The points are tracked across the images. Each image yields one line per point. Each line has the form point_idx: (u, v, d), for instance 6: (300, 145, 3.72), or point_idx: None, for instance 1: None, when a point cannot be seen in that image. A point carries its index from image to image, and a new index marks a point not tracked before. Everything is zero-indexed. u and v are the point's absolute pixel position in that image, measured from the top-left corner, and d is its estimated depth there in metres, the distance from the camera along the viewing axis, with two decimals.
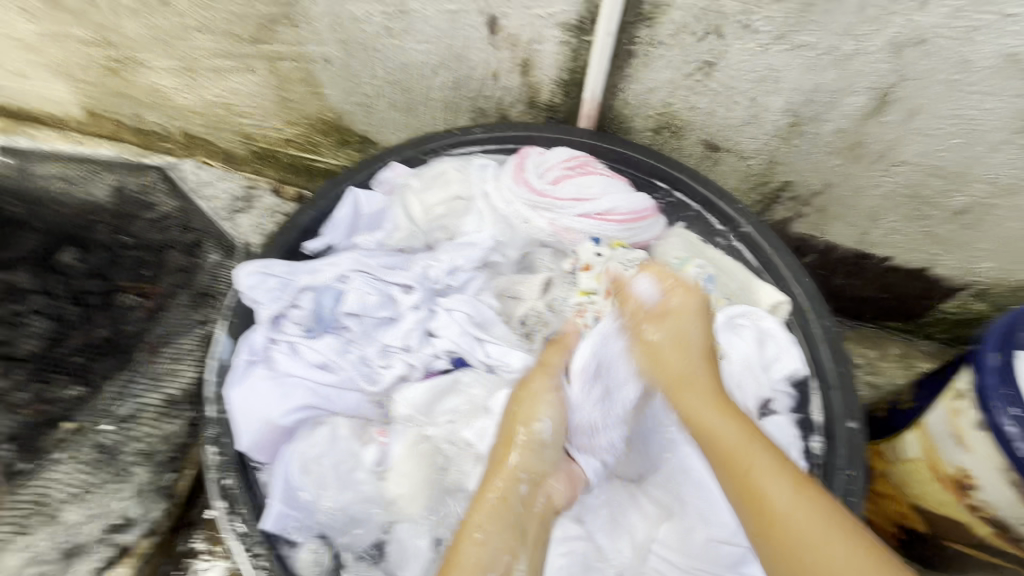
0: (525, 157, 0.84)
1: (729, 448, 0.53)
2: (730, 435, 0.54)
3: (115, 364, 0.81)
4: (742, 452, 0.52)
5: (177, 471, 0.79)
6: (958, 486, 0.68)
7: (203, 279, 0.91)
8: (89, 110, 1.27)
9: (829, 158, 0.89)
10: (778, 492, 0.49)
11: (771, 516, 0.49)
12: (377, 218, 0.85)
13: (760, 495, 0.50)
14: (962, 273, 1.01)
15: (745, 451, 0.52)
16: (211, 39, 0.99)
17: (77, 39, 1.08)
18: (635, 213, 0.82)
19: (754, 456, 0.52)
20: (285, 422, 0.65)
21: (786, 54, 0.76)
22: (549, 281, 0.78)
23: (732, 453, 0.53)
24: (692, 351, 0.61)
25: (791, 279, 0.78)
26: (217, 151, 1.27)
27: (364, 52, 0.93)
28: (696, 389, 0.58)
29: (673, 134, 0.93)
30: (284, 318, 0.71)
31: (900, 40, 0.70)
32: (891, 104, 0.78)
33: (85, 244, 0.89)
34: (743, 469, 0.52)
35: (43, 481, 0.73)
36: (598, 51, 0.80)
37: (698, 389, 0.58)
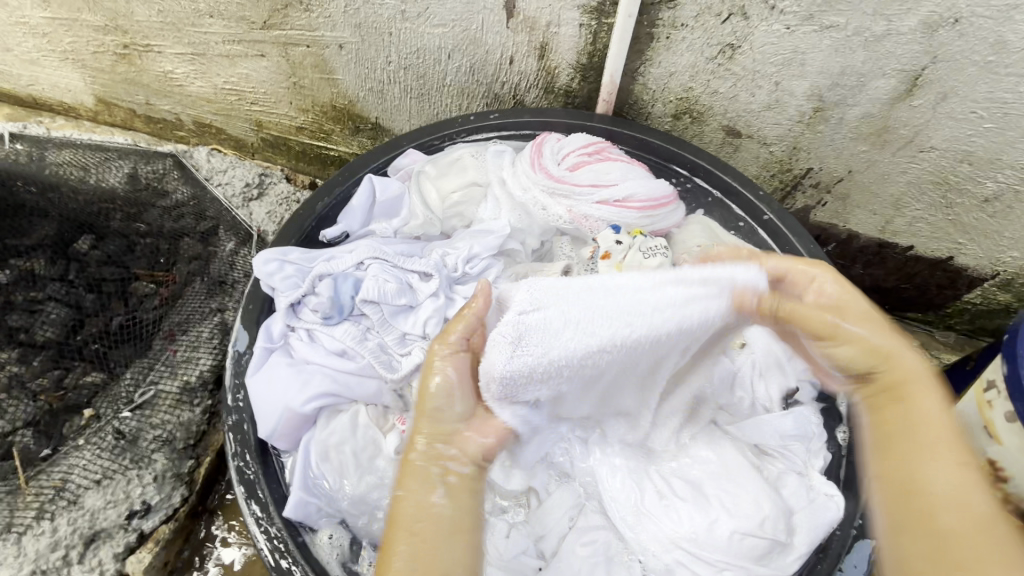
0: (541, 145, 0.83)
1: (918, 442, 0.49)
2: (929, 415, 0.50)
3: (132, 352, 0.81)
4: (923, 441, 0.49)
5: (195, 458, 0.79)
6: None
7: (219, 268, 0.91)
8: (100, 98, 1.27)
9: (854, 144, 0.87)
10: (942, 480, 0.46)
11: (930, 506, 0.46)
12: (393, 204, 0.82)
13: (919, 486, 0.47)
14: (987, 264, 0.99)
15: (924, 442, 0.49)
16: (224, 24, 0.98)
17: (89, 25, 1.07)
18: (656, 199, 0.81)
19: (939, 454, 0.48)
20: (305, 410, 0.63)
21: (813, 36, 0.73)
22: (568, 269, 0.77)
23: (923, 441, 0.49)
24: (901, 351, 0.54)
25: None
26: (228, 139, 1.27)
27: (378, 37, 0.91)
28: (910, 395, 0.52)
29: (693, 120, 0.91)
30: (301, 305, 0.70)
31: (933, 20, 0.68)
32: (921, 87, 0.76)
33: (101, 232, 0.89)
34: (912, 459, 0.49)
35: (64, 467, 0.72)
36: (619, 34, 0.78)
37: (930, 392, 0.52)
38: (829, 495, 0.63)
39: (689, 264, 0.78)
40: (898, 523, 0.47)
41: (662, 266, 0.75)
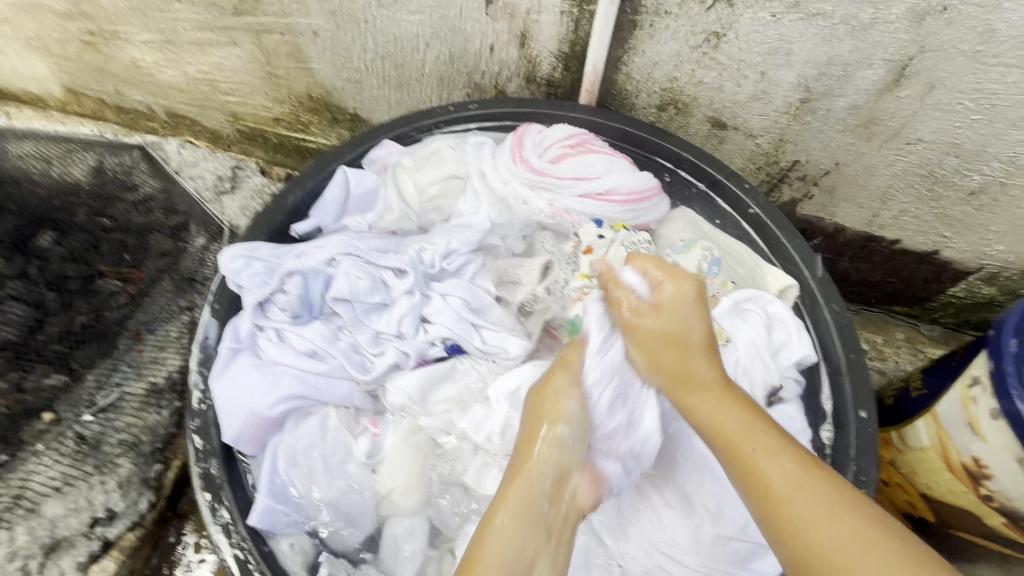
0: (522, 136, 0.81)
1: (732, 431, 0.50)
2: (733, 422, 0.51)
3: (96, 352, 0.78)
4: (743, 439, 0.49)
5: (162, 463, 0.76)
6: (970, 475, 0.66)
7: (188, 263, 0.88)
8: (68, 88, 1.22)
9: (841, 136, 0.85)
10: (777, 474, 0.47)
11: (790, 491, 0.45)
12: (369, 198, 0.80)
13: (761, 481, 0.47)
14: (972, 257, 0.98)
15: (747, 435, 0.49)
16: (193, 10, 0.94)
17: (52, 11, 1.02)
18: (639, 193, 0.79)
19: (757, 438, 0.49)
20: (272, 414, 0.60)
21: (799, 24, 0.71)
22: (549, 264, 0.74)
23: (735, 440, 0.50)
24: (691, 343, 0.56)
25: (800, 262, 0.75)
26: (203, 131, 1.23)
27: (354, 24, 0.88)
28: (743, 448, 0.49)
29: (678, 111, 0.89)
30: (269, 304, 0.67)
31: (921, 8, 0.66)
32: (908, 78, 0.74)
33: (64, 228, 0.86)
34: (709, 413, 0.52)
35: (22, 474, 0.70)
36: (601, 22, 0.75)
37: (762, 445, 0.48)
38: None
39: (673, 258, 0.77)
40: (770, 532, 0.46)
41: None
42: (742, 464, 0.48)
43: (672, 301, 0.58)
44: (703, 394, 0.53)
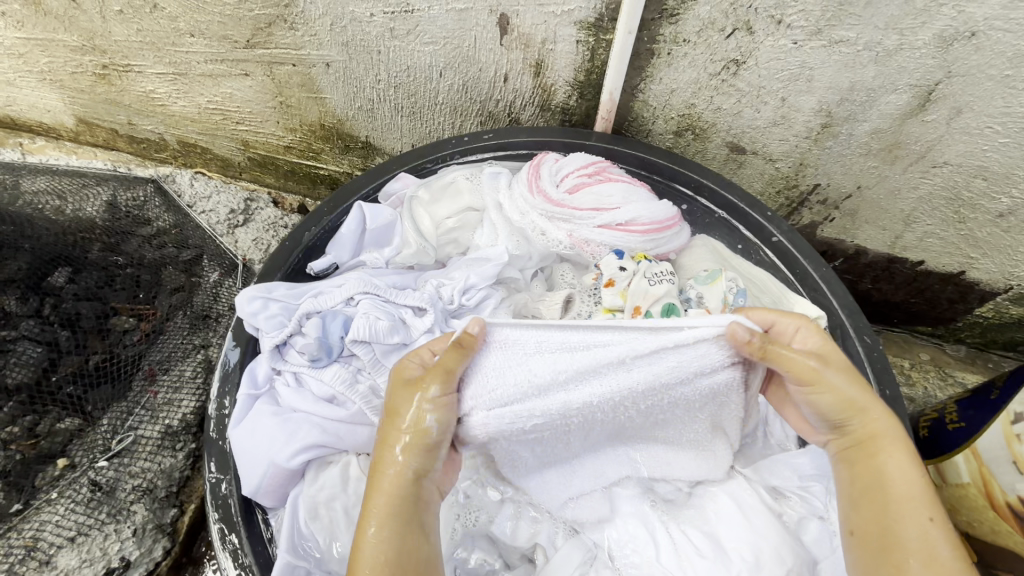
0: (539, 166, 0.80)
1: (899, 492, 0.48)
2: (904, 484, 0.48)
3: (111, 394, 0.77)
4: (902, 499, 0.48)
5: (178, 507, 0.76)
6: (1015, 515, 0.62)
7: (202, 300, 0.88)
8: (81, 118, 1.22)
9: (863, 160, 0.84)
10: (915, 534, 0.46)
11: (917, 545, 0.45)
12: (385, 232, 0.78)
13: (895, 536, 0.46)
14: (1000, 278, 0.96)
15: (908, 501, 0.47)
16: (206, 43, 0.94)
17: (66, 45, 1.02)
18: (660, 222, 0.77)
19: (902, 497, 0.48)
20: (292, 465, 0.58)
21: (821, 51, 0.70)
22: (570, 296, 0.74)
23: (899, 502, 0.48)
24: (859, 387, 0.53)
25: (828, 292, 0.74)
26: (215, 159, 1.23)
27: (367, 55, 0.87)
28: (881, 469, 0.50)
29: (696, 136, 0.88)
30: (288, 347, 0.66)
31: (949, 34, 0.65)
32: (934, 102, 0.73)
33: (78, 264, 0.84)
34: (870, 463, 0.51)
35: (34, 525, 0.68)
36: (618, 52, 0.74)
37: (914, 509, 0.47)
38: None
39: (697, 290, 0.75)
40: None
41: (669, 294, 0.72)
42: (882, 523, 0.48)
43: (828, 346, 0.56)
44: (881, 448, 0.51)
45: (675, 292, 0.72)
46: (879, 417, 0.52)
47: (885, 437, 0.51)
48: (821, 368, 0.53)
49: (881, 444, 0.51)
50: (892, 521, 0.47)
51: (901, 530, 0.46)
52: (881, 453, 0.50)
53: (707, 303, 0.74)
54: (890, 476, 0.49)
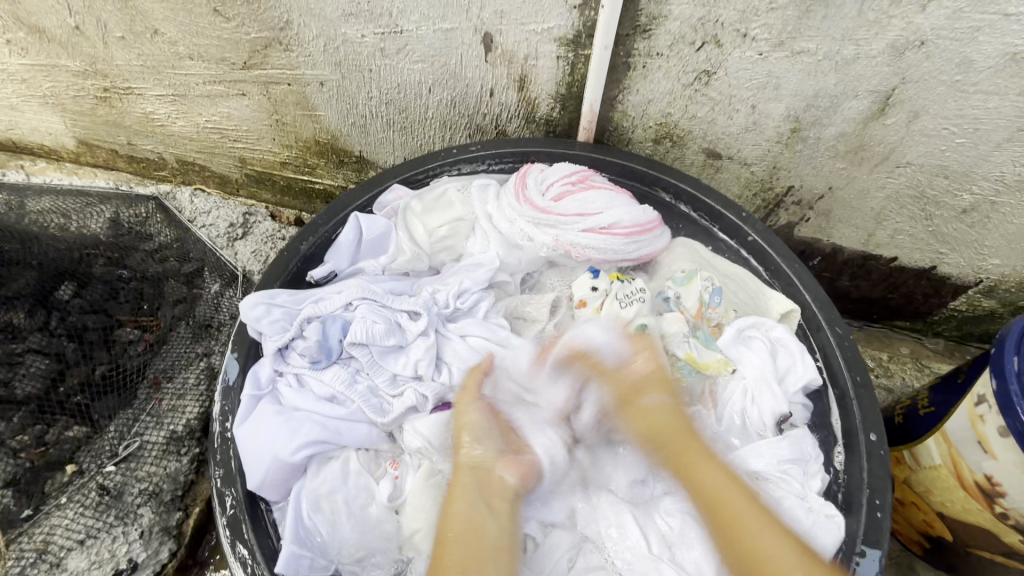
0: (525, 176, 0.83)
1: (710, 492, 0.57)
2: (710, 485, 0.58)
3: (117, 403, 0.80)
4: (721, 503, 0.56)
5: (183, 510, 0.79)
6: (984, 493, 0.66)
7: (204, 311, 0.92)
8: (81, 140, 1.26)
9: (832, 162, 0.88)
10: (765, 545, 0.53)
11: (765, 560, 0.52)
12: (380, 242, 0.82)
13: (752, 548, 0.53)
14: (970, 271, 1.00)
15: (751, 521, 0.55)
16: (205, 66, 0.98)
17: (69, 70, 1.07)
18: (641, 225, 0.81)
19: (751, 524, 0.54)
20: (294, 460, 0.62)
21: (785, 61, 0.75)
22: (558, 301, 0.78)
23: (723, 504, 0.56)
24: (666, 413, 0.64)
25: (800, 286, 0.78)
26: (212, 176, 1.26)
27: (359, 74, 0.92)
28: (732, 519, 0.55)
29: (673, 143, 0.92)
30: (289, 350, 0.69)
31: (900, 43, 0.70)
32: (893, 107, 0.78)
33: (83, 279, 0.86)
34: (694, 467, 0.59)
35: (45, 528, 0.72)
36: (596, 65, 0.79)
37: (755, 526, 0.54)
38: (830, 516, 0.62)
39: (675, 290, 0.79)
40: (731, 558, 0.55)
41: (640, 314, 0.74)
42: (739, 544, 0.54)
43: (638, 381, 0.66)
44: (701, 462, 0.59)
45: (646, 311, 0.75)
46: (708, 458, 0.60)
47: (703, 452, 0.60)
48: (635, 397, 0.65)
49: (699, 454, 0.60)
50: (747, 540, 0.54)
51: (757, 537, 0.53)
52: (693, 460, 0.60)
53: (685, 304, 0.78)
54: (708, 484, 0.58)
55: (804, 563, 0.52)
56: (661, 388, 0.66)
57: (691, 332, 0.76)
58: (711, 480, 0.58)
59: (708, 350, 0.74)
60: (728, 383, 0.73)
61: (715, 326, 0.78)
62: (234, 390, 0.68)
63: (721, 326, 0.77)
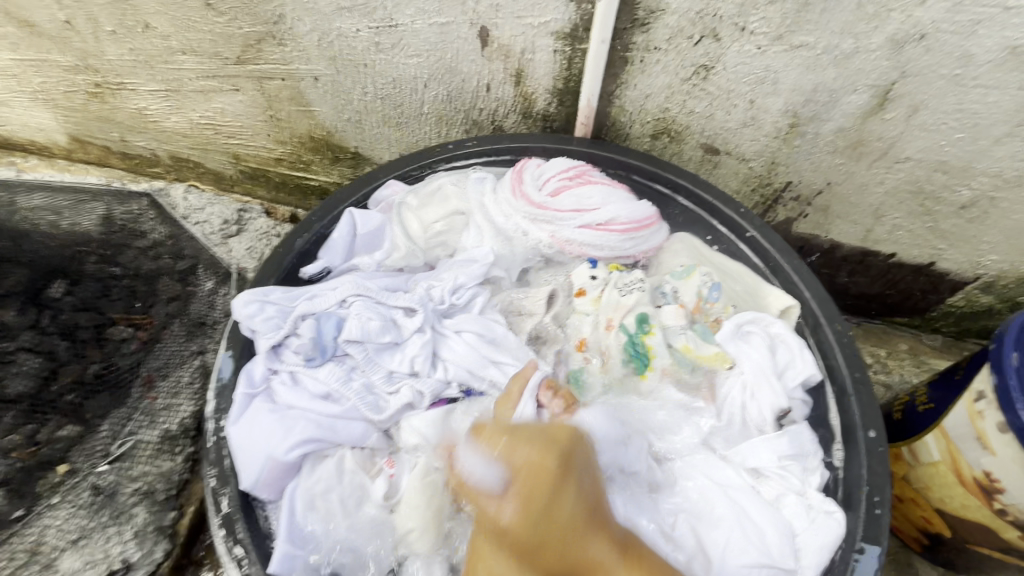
0: (522, 171, 0.82)
1: (572, 563, 0.51)
2: (601, 557, 0.52)
3: (109, 402, 0.80)
4: (590, 567, 0.51)
5: (178, 509, 0.77)
6: (983, 490, 0.66)
7: (198, 308, 0.90)
8: (73, 136, 1.24)
9: (831, 157, 0.88)
10: None
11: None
12: (375, 237, 0.81)
13: None
14: (968, 267, 1.00)
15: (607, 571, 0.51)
16: (197, 60, 0.97)
17: (59, 65, 1.05)
18: (638, 222, 0.81)
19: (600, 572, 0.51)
20: (289, 458, 0.61)
21: (783, 55, 0.74)
22: (554, 294, 0.77)
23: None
24: (565, 504, 0.52)
25: (799, 282, 0.78)
26: (206, 172, 1.25)
27: (353, 69, 0.91)
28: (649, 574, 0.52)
29: (672, 139, 0.91)
30: (284, 347, 0.69)
31: (900, 37, 0.69)
32: (892, 101, 0.77)
33: (75, 276, 0.86)
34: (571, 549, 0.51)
35: (38, 529, 0.72)
36: (593, 60, 0.78)
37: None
38: (829, 512, 0.62)
39: (673, 285, 0.78)
40: None
41: (641, 303, 0.74)
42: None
43: (538, 476, 0.52)
44: (589, 540, 0.51)
45: (647, 299, 0.75)
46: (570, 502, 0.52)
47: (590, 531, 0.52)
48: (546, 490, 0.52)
49: (585, 536, 0.52)
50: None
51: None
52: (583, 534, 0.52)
53: (682, 298, 0.77)
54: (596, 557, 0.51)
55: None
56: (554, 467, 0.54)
57: (689, 325, 0.75)
58: (599, 555, 0.51)
59: (706, 344, 0.73)
60: (725, 379, 0.72)
61: (714, 321, 0.76)
62: (228, 388, 0.67)
63: (719, 322, 0.76)
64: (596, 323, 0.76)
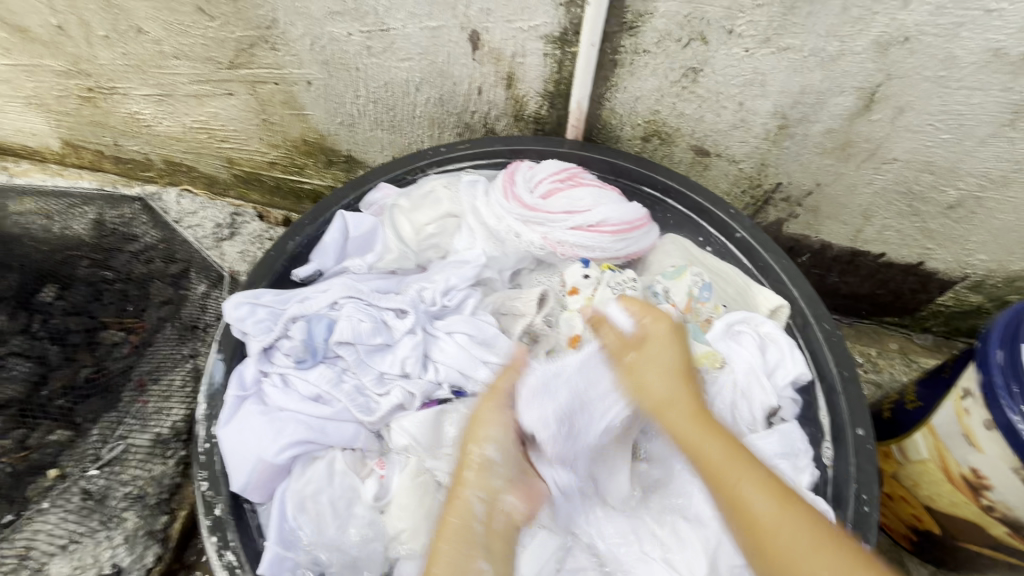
0: (513, 173, 0.83)
1: (716, 466, 0.51)
2: (717, 452, 0.51)
3: (101, 406, 0.79)
4: (729, 467, 0.50)
5: (169, 514, 0.78)
6: (970, 486, 0.67)
7: (190, 311, 0.90)
8: (66, 141, 1.24)
9: (819, 159, 0.88)
10: (764, 506, 0.47)
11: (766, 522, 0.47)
12: (367, 240, 0.82)
13: (755, 519, 0.47)
14: (956, 267, 1.01)
15: (731, 465, 0.50)
16: (190, 65, 0.97)
17: (52, 70, 1.05)
18: (629, 223, 0.81)
19: (732, 472, 0.50)
20: (279, 460, 0.61)
21: (771, 58, 0.75)
22: (545, 295, 0.77)
23: (760, 529, 0.47)
24: (670, 375, 0.57)
25: (789, 282, 0.78)
26: (200, 176, 1.25)
27: (346, 73, 0.91)
28: (727, 481, 0.50)
29: (662, 141, 0.92)
30: (274, 350, 0.69)
31: (885, 39, 0.70)
32: (878, 103, 0.78)
33: (66, 281, 0.87)
34: (691, 438, 0.53)
35: (27, 534, 0.71)
36: (583, 62, 0.79)
37: (746, 472, 0.50)
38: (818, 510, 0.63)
39: (664, 284, 0.79)
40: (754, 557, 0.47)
41: None
42: (725, 492, 0.50)
43: (655, 344, 0.60)
44: (673, 411, 0.55)
45: (638, 298, 0.77)
46: (681, 418, 0.55)
47: (716, 454, 0.51)
48: (635, 359, 0.59)
49: (675, 407, 0.55)
50: (734, 483, 0.49)
51: (745, 491, 0.49)
52: (664, 419, 0.55)
53: (673, 297, 0.77)
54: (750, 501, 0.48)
55: (778, 510, 0.47)
56: (681, 377, 0.57)
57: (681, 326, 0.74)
58: (681, 431, 0.54)
59: (698, 342, 0.72)
60: (719, 378, 0.71)
61: (705, 321, 0.77)
62: (221, 391, 0.68)
63: (711, 321, 0.76)
64: None
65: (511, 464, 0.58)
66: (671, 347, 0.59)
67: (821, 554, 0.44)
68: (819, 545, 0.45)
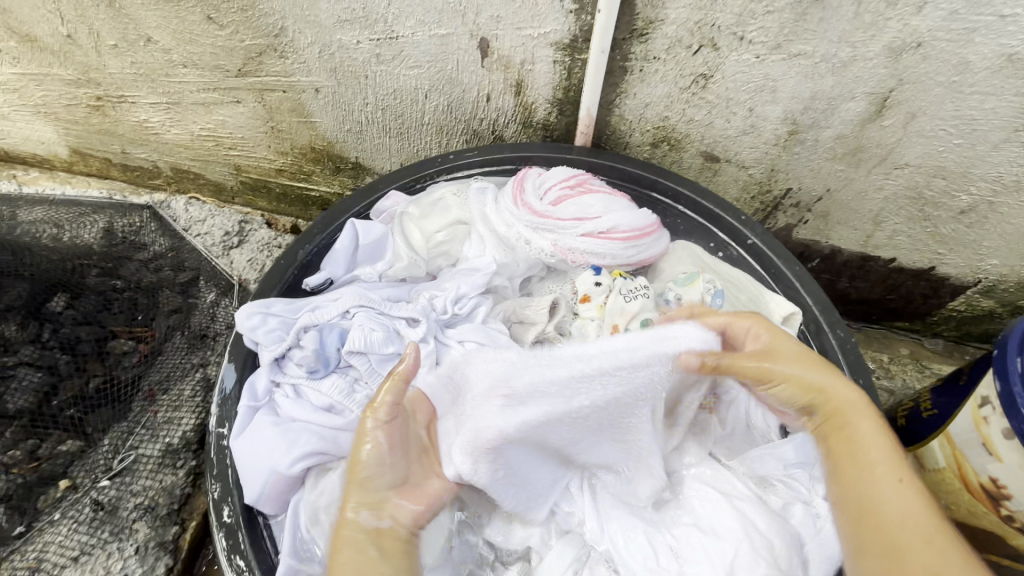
0: (523, 181, 0.83)
1: (865, 460, 0.54)
2: (876, 449, 0.54)
3: (111, 416, 0.79)
4: (867, 463, 0.54)
5: (179, 524, 0.77)
6: (989, 496, 0.66)
7: (199, 321, 0.91)
8: (75, 149, 1.25)
9: (830, 164, 0.88)
10: (890, 492, 0.51)
11: (889, 511, 0.50)
12: (377, 247, 0.81)
13: (875, 505, 0.51)
14: (968, 272, 1.00)
15: (877, 468, 0.53)
16: (199, 73, 0.98)
17: (61, 79, 1.06)
18: (640, 229, 0.80)
19: (875, 468, 0.53)
20: (292, 472, 0.60)
21: (782, 64, 0.75)
22: (556, 303, 0.77)
23: (877, 514, 0.51)
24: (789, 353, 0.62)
25: (802, 289, 0.78)
26: (207, 184, 1.25)
27: (354, 80, 0.91)
28: (859, 447, 0.55)
29: (671, 147, 0.92)
30: (287, 359, 0.69)
31: (897, 45, 0.70)
32: (890, 108, 0.78)
33: (76, 290, 0.85)
34: (843, 434, 0.57)
35: (39, 545, 0.72)
36: (593, 69, 0.79)
37: (880, 446, 0.54)
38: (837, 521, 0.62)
39: (676, 291, 0.79)
40: (857, 541, 0.51)
41: (645, 309, 0.74)
42: (859, 493, 0.53)
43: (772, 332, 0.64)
44: (860, 420, 0.56)
45: (650, 306, 0.75)
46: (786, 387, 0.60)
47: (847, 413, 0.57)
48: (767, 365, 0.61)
49: (854, 413, 0.57)
50: (873, 473, 0.53)
51: (882, 488, 0.51)
52: (848, 422, 0.57)
53: (686, 304, 0.77)
54: (883, 497, 0.51)
55: (899, 489, 0.51)
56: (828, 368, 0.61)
57: None
58: (863, 434, 0.55)
59: None
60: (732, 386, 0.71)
61: None
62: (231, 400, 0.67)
63: None
64: (601, 327, 0.75)
65: (395, 468, 0.57)
66: (788, 338, 0.64)
67: (932, 543, 0.48)
68: (932, 539, 0.48)
